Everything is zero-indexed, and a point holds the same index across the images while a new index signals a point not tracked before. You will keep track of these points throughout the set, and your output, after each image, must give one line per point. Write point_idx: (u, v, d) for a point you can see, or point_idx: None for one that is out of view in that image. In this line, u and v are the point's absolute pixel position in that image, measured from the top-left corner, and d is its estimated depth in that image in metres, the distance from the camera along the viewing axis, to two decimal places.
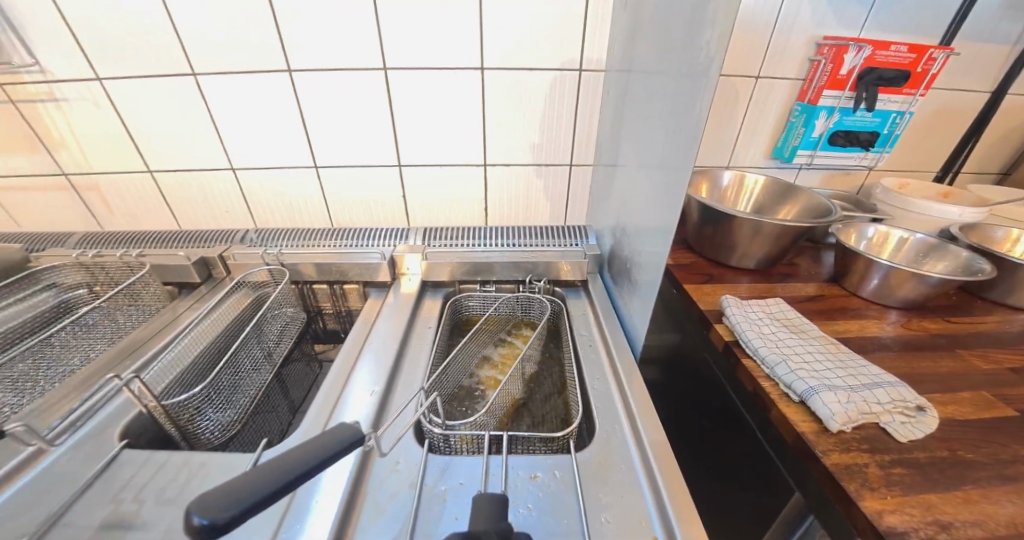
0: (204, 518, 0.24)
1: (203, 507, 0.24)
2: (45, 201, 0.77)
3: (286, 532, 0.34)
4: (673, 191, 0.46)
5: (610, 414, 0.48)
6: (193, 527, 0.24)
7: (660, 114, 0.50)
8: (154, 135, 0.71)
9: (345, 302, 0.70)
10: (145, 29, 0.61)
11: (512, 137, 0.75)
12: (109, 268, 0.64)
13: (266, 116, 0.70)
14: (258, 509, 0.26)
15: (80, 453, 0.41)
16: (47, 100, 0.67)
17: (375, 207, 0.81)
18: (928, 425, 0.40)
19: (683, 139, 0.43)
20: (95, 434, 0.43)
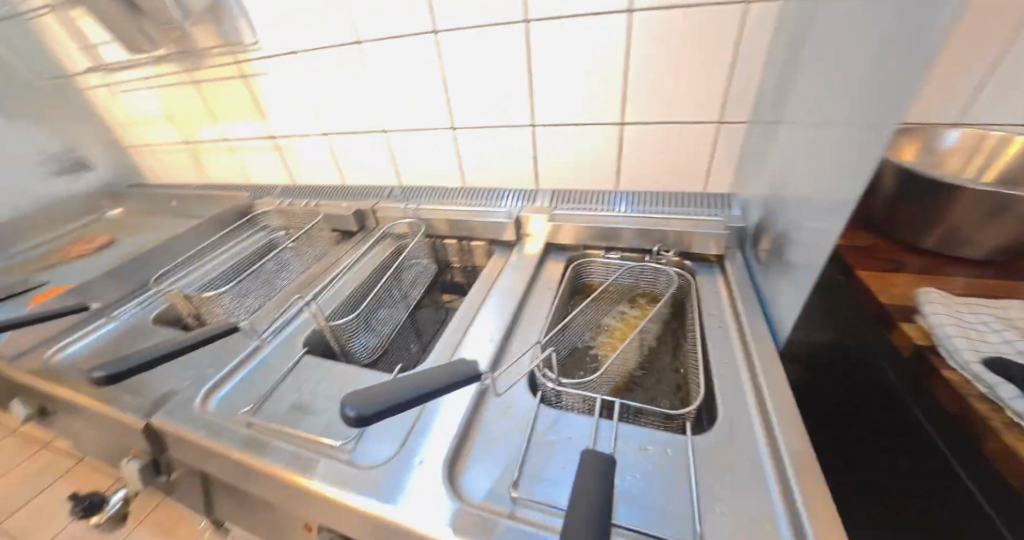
0: (355, 411, 0.28)
1: (356, 401, 0.28)
2: (260, 160, 0.99)
3: (414, 441, 0.40)
4: (859, 151, 0.36)
5: (737, 402, 0.43)
6: (348, 414, 0.28)
7: (851, 50, 0.39)
8: (330, 102, 0.84)
9: (471, 257, 0.76)
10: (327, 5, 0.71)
11: (651, 91, 0.68)
12: (299, 214, 0.82)
13: (413, 79, 0.76)
14: (396, 413, 0.29)
15: (280, 351, 0.54)
16: (262, 75, 0.84)
17: (502, 169, 0.83)
18: None
19: (884, 78, 0.32)
20: (288, 339, 0.56)
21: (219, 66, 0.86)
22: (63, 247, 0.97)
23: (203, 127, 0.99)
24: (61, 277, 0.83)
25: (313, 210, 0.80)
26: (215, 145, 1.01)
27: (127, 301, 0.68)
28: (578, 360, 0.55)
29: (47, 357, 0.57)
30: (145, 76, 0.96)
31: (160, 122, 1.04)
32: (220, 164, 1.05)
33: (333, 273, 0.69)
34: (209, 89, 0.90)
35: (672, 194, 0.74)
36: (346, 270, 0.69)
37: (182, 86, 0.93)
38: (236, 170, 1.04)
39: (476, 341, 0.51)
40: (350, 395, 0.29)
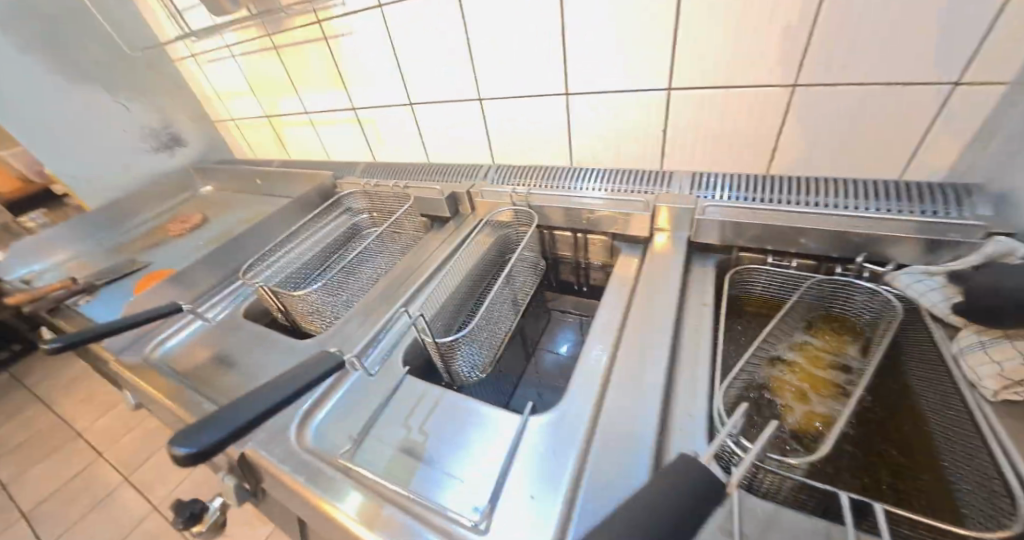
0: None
1: None
2: (342, 134, 0.92)
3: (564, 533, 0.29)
4: None
5: None
6: None
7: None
8: (418, 65, 0.72)
9: (585, 254, 0.62)
10: None
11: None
12: (385, 198, 0.73)
13: (520, 32, 0.61)
14: None
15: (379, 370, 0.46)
16: (346, 35, 0.74)
17: (621, 144, 0.67)
18: None
19: None
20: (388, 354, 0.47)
21: (300, 28, 0.78)
22: (167, 225, 0.99)
23: (285, 98, 0.93)
24: (164, 257, 0.84)
25: (401, 194, 0.71)
26: (297, 119, 0.96)
27: (222, 296, 0.65)
28: (756, 410, 0.40)
29: (150, 352, 0.55)
30: (229, 45, 0.91)
31: (245, 95, 1.00)
32: (302, 139, 1.00)
33: (429, 271, 0.59)
34: (290, 54, 0.83)
35: (876, 177, 0.54)
36: (444, 268, 0.59)
37: (264, 53, 0.87)
38: (318, 145, 0.98)
39: (627, 383, 0.39)
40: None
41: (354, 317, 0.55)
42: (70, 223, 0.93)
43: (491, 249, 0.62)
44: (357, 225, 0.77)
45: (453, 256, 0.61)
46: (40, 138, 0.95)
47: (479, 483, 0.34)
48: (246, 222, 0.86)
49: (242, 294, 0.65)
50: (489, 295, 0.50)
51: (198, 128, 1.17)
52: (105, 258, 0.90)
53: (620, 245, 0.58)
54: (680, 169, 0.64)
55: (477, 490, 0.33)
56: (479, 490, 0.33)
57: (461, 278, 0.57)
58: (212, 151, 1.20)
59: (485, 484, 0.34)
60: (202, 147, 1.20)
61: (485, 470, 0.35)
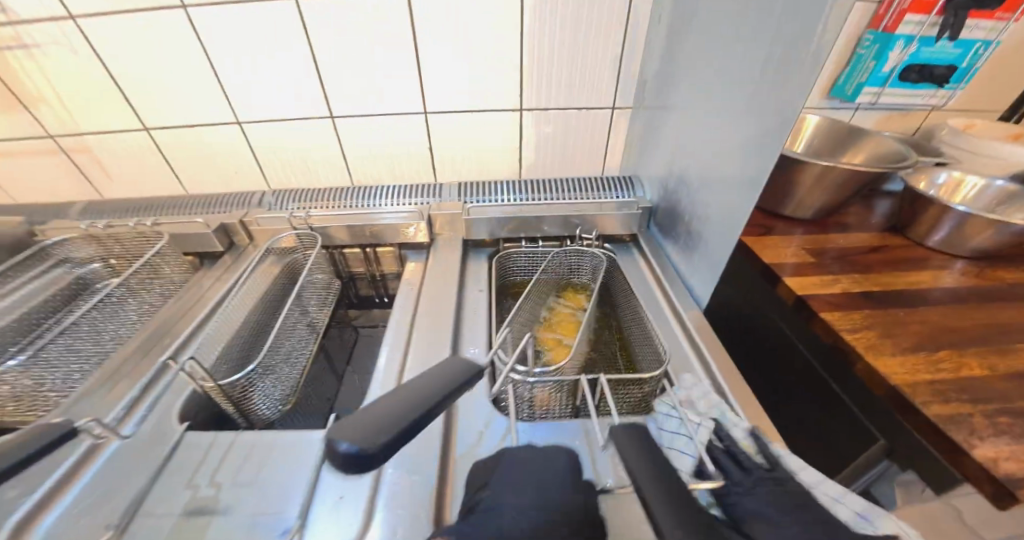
0: (351, 446, 0.22)
1: (350, 435, 0.22)
2: (33, 167, 0.69)
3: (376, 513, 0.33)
4: (759, 143, 0.41)
5: (690, 376, 0.46)
6: (339, 453, 0.21)
7: (757, 38, 0.41)
8: (145, 84, 0.62)
9: (379, 265, 0.66)
10: None
11: (549, 76, 0.68)
12: (122, 240, 0.58)
13: (272, 60, 0.61)
14: (399, 445, 0.23)
15: (140, 440, 0.38)
16: (16, 45, 0.57)
17: (396, 161, 0.74)
18: (1011, 380, 0.38)
19: (782, 74, 0.37)
20: (156, 417, 0.40)
21: None
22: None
23: None
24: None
25: (148, 234, 0.58)
26: None
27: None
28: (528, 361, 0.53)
29: None
30: None
31: None
32: None
33: (201, 315, 0.52)
34: None
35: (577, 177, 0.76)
36: (220, 308, 0.53)
37: None
38: None
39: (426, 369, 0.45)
40: (339, 428, 0.22)
41: (96, 389, 0.43)
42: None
43: (279, 277, 0.60)
44: (79, 279, 0.60)
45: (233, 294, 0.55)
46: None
47: (285, 510, 0.34)
48: None
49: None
50: (278, 325, 0.49)
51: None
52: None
53: (406, 252, 0.65)
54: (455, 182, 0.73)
55: (289, 512, 0.33)
56: (289, 508, 0.34)
57: (246, 312, 0.53)
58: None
59: (294, 506, 0.34)
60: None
61: (293, 491, 0.35)
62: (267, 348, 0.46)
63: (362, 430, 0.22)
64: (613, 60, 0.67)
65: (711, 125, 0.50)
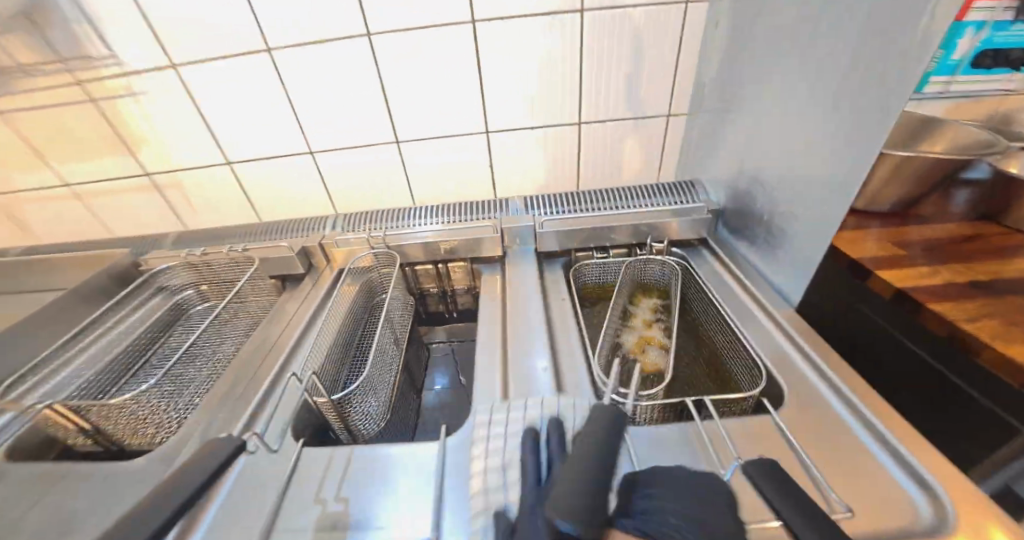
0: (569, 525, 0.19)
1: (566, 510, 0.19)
2: (125, 205, 0.73)
3: None
4: (851, 146, 0.40)
5: (795, 374, 0.44)
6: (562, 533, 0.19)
7: (837, 40, 0.41)
8: (232, 122, 0.67)
9: (450, 281, 0.67)
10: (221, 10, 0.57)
11: (605, 89, 0.69)
12: (216, 266, 0.62)
13: (346, 91, 0.65)
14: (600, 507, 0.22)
15: (264, 457, 0.39)
16: (125, 95, 0.63)
17: (456, 180, 0.75)
18: None
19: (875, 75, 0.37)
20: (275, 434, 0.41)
21: (44, 87, 0.61)
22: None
23: (14, 173, 0.68)
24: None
25: (239, 260, 0.61)
26: (40, 195, 0.71)
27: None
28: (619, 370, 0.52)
29: None
30: None
31: None
32: (52, 221, 0.74)
33: (296, 334, 0.53)
34: (25, 119, 0.63)
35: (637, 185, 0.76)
36: (315, 329, 0.54)
37: None
38: (82, 222, 0.74)
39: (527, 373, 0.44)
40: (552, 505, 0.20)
41: (214, 409, 0.45)
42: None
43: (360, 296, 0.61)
44: (176, 305, 0.63)
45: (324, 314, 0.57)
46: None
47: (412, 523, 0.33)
48: None
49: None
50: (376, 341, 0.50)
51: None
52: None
53: (478, 266, 0.66)
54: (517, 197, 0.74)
55: (418, 527, 0.33)
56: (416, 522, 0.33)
57: (337, 329, 0.55)
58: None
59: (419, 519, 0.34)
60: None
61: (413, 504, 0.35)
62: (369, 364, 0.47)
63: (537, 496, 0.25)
64: (669, 69, 0.68)
65: (788, 123, 0.50)
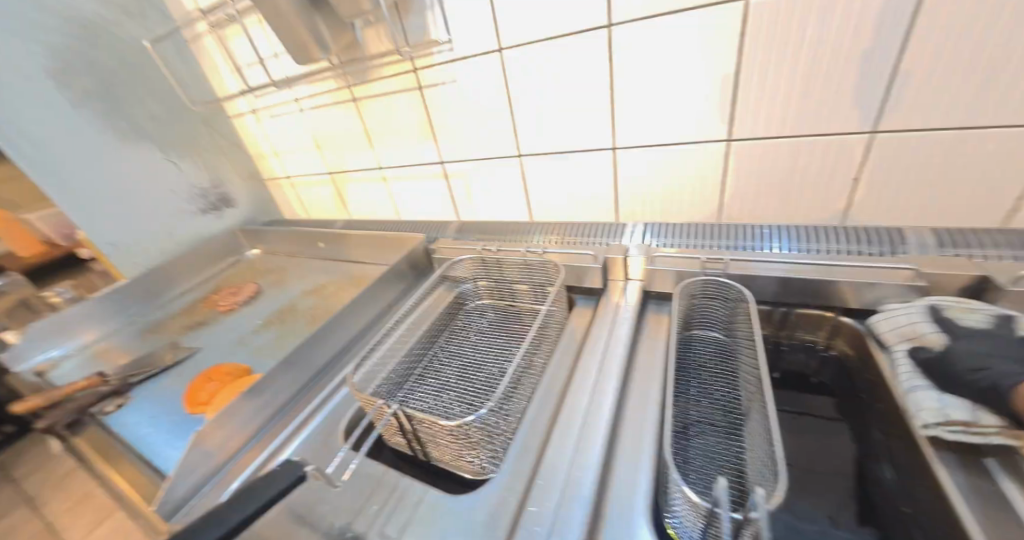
0: None
1: None
2: (415, 191, 0.77)
3: None
4: None
5: None
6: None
7: None
8: (534, 112, 0.60)
9: (790, 332, 0.48)
10: None
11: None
12: (506, 266, 0.56)
13: (684, 75, 0.50)
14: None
15: None
16: (448, 84, 0.63)
17: (798, 192, 0.53)
18: None
19: None
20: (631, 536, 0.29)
21: (387, 76, 0.65)
22: (205, 294, 0.77)
23: (351, 155, 0.79)
24: (213, 340, 0.63)
25: (533, 263, 0.54)
26: (364, 176, 0.80)
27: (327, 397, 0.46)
28: None
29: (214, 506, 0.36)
30: (290, 100, 0.76)
31: (294, 150, 0.84)
32: (366, 199, 0.84)
33: (615, 376, 0.41)
34: (368, 107, 0.70)
35: None
36: (639, 380, 0.41)
37: (334, 106, 0.73)
38: (385, 201, 0.82)
39: None
40: None
41: (538, 460, 0.35)
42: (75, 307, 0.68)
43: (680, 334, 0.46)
44: (460, 296, 0.59)
45: (646, 359, 0.44)
46: (95, 210, 0.71)
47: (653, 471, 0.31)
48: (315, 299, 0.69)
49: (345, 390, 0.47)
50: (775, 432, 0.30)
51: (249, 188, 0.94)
52: (125, 336, 0.68)
53: (853, 323, 0.45)
54: (914, 225, 0.48)
55: None
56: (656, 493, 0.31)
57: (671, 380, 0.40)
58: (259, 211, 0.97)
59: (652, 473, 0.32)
60: (251, 207, 0.93)
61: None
62: (766, 465, 0.30)
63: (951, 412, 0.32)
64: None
65: None
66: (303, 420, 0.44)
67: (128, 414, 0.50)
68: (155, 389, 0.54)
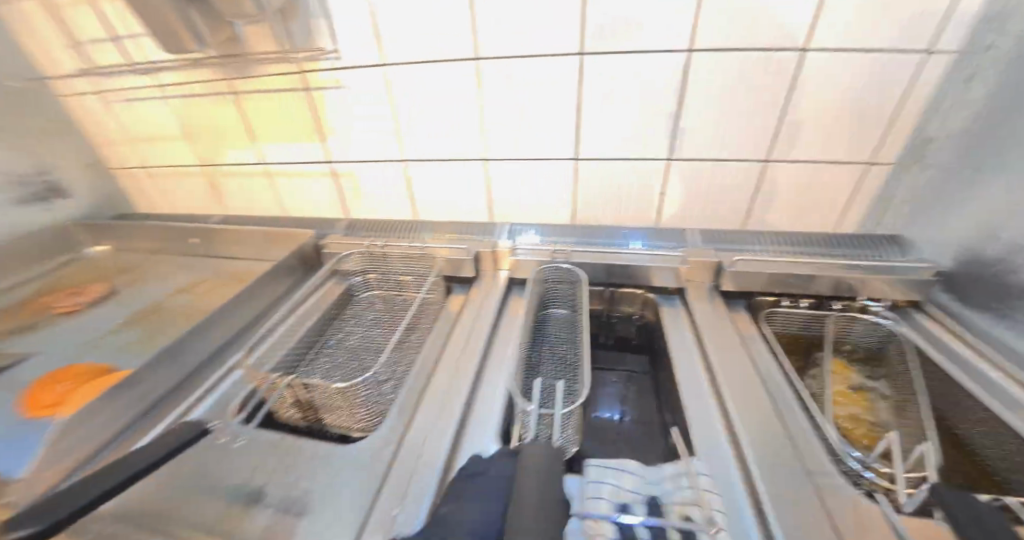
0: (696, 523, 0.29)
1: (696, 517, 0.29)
2: (302, 188, 0.78)
3: None
4: None
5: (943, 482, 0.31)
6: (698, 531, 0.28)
7: None
8: (418, 122, 0.68)
9: (615, 306, 0.64)
10: (444, 19, 0.58)
11: (823, 132, 0.60)
12: (393, 259, 0.63)
13: (537, 106, 0.64)
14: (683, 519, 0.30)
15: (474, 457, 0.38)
16: (335, 89, 0.67)
17: (625, 202, 0.71)
18: None
19: None
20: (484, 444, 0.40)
21: (271, 74, 0.66)
22: (31, 296, 0.66)
23: (229, 148, 0.76)
24: (50, 345, 0.56)
25: (420, 255, 0.62)
26: (244, 170, 0.78)
27: (214, 382, 0.47)
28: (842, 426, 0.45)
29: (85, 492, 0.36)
30: (152, 84, 0.70)
31: (155, 138, 0.77)
32: (247, 194, 0.81)
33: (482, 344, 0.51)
34: (249, 101, 0.69)
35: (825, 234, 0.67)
36: (502, 345, 0.52)
37: (208, 96, 0.70)
38: (269, 197, 0.80)
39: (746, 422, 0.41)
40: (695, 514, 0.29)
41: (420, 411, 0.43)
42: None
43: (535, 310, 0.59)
44: (349, 288, 0.64)
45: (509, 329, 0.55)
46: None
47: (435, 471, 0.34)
48: (186, 297, 0.65)
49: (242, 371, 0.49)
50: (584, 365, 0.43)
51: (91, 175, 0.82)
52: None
53: (654, 297, 0.62)
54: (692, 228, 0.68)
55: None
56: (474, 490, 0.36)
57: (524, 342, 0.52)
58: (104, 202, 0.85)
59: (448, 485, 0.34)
60: (93, 198, 0.81)
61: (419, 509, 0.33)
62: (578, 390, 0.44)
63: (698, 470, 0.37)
64: (914, 116, 0.57)
65: None
66: (187, 403, 0.45)
67: None
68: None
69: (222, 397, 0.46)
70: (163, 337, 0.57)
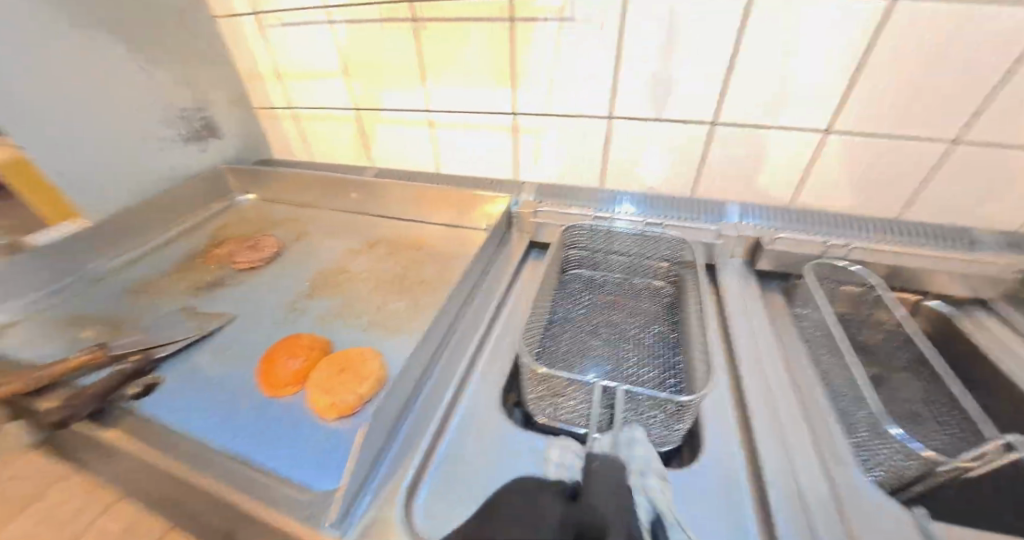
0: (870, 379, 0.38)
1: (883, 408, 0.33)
2: (475, 141, 0.69)
3: None
4: None
5: None
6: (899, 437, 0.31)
7: None
8: (642, 69, 0.55)
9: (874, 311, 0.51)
10: None
11: None
12: (618, 237, 0.54)
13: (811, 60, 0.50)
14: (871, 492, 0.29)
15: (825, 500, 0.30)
16: (551, 22, 0.55)
17: (864, 188, 0.56)
18: None
19: None
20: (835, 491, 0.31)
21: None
22: (205, 249, 0.64)
23: (390, 89, 0.67)
24: (239, 307, 0.52)
25: (657, 236, 0.53)
26: (405, 117, 0.70)
27: (467, 371, 0.41)
28: None
29: (383, 502, 0.30)
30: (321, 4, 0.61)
31: (309, 73, 0.69)
32: (400, 144, 0.73)
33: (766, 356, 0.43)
34: (436, 29, 0.59)
35: None
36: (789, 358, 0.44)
37: (385, 23, 0.60)
38: (426, 149, 0.73)
39: None
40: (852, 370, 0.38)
41: (741, 438, 0.36)
42: (20, 258, 0.52)
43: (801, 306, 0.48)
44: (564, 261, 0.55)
45: (779, 333, 0.47)
46: (37, 120, 0.52)
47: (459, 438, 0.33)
48: (366, 259, 0.59)
49: (501, 352, 0.43)
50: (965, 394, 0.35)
51: (239, 116, 0.77)
52: (112, 294, 0.55)
53: (936, 306, 0.49)
54: (976, 224, 0.54)
55: None
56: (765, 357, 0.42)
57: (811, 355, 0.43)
58: (247, 147, 0.80)
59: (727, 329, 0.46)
60: (240, 139, 0.78)
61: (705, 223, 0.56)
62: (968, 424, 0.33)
63: (941, 533, 0.28)
64: None
65: None
66: (450, 396, 0.38)
67: (162, 399, 0.40)
68: (200, 365, 0.44)
69: (482, 391, 0.39)
70: (357, 306, 0.50)
